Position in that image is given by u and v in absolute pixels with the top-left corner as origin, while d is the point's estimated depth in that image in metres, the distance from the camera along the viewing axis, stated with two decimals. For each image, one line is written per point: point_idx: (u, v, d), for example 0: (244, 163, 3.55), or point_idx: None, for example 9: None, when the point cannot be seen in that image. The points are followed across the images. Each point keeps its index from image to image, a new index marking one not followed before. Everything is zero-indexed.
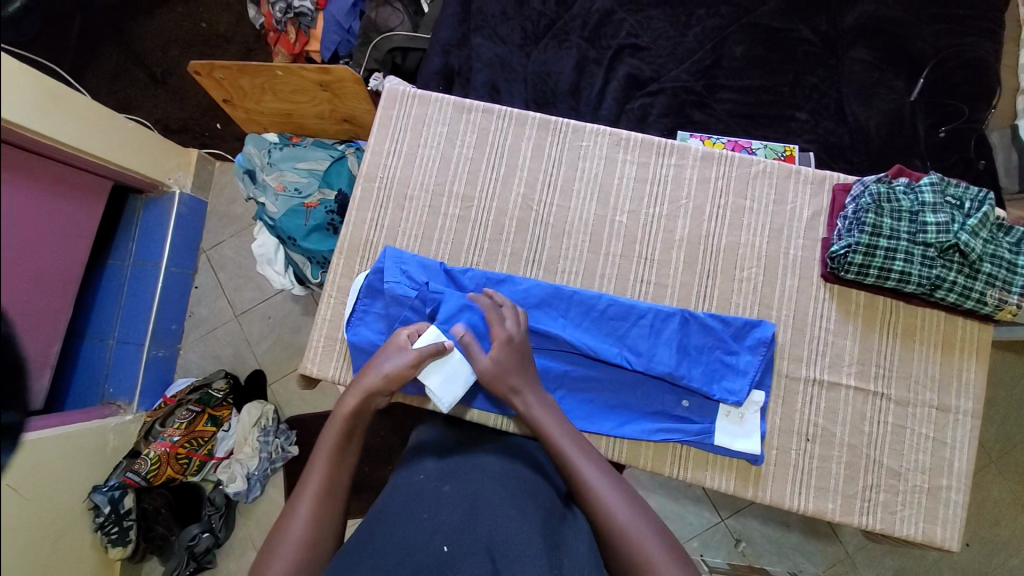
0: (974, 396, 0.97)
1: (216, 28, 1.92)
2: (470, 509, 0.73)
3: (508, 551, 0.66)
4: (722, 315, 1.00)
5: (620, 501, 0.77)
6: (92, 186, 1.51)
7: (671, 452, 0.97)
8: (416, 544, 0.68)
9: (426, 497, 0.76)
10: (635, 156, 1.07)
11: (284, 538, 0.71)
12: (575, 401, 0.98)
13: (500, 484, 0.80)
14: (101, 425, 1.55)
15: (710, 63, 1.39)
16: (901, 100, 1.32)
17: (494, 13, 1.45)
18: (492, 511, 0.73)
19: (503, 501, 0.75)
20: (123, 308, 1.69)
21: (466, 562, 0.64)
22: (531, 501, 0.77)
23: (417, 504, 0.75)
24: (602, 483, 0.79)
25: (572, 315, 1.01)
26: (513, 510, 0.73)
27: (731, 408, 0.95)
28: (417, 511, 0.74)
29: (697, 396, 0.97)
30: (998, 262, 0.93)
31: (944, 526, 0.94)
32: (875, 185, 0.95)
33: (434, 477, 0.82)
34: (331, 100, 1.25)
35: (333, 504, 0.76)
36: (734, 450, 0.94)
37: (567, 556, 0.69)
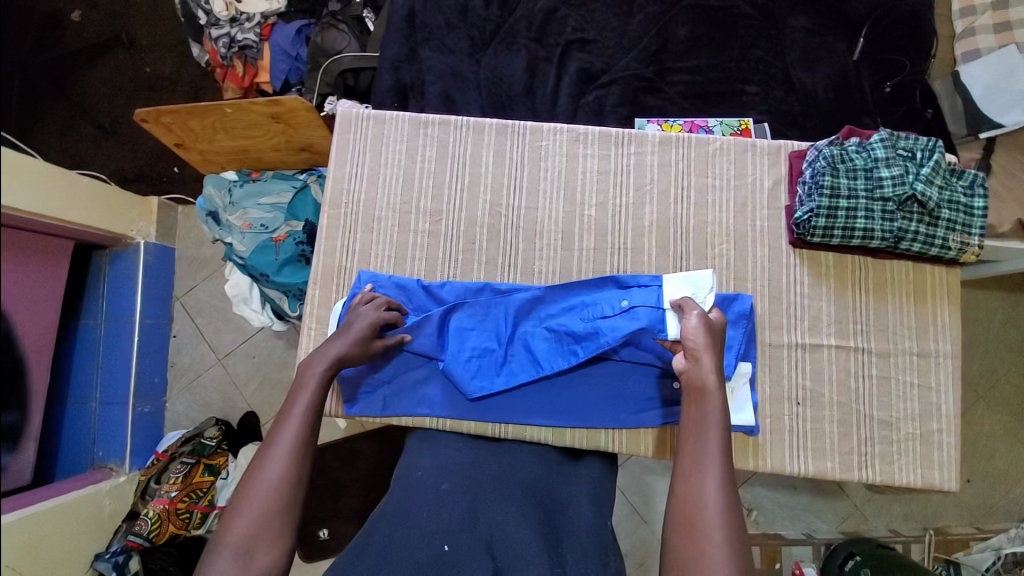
0: (951, 338, 1.00)
1: (159, 71, 1.88)
2: (468, 508, 0.80)
3: (507, 548, 0.74)
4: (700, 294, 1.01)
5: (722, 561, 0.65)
6: (49, 249, 1.46)
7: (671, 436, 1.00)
8: (417, 545, 0.73)
9: (427, 498, 0.82)
10: (595, 149, 1.08)
11: (246, 506, 0.72)
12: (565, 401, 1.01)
13: (500, 481, 0.87)
14: (95, 490, 1.51)
15: (657, 48, 1.41)
16: (844, 62, 1.36)
17: (439, 24, 1.45)
18: (490, 509, 0.80)
19: (502, 498, 0.83)
20: (101, 368, 1.65)
21: (467, 561, 0.72)
22: (529, 496, 0.85)
23: (417, 504, 0.81)
24: (714, 526, 0.67)
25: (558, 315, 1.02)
26: (514, 508, 0.80)
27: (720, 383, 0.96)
28: (417, 512, 0.79)
29: None
30: (955, 207, 0.95)
31: (941, 469, 0.96)
32: (828, 148, 0.97)
33: (433, 475, 0.88)
34: (285, 131, 1.23)
35: (299, 473, 0.76)
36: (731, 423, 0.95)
37: (570, 545, 0.78)
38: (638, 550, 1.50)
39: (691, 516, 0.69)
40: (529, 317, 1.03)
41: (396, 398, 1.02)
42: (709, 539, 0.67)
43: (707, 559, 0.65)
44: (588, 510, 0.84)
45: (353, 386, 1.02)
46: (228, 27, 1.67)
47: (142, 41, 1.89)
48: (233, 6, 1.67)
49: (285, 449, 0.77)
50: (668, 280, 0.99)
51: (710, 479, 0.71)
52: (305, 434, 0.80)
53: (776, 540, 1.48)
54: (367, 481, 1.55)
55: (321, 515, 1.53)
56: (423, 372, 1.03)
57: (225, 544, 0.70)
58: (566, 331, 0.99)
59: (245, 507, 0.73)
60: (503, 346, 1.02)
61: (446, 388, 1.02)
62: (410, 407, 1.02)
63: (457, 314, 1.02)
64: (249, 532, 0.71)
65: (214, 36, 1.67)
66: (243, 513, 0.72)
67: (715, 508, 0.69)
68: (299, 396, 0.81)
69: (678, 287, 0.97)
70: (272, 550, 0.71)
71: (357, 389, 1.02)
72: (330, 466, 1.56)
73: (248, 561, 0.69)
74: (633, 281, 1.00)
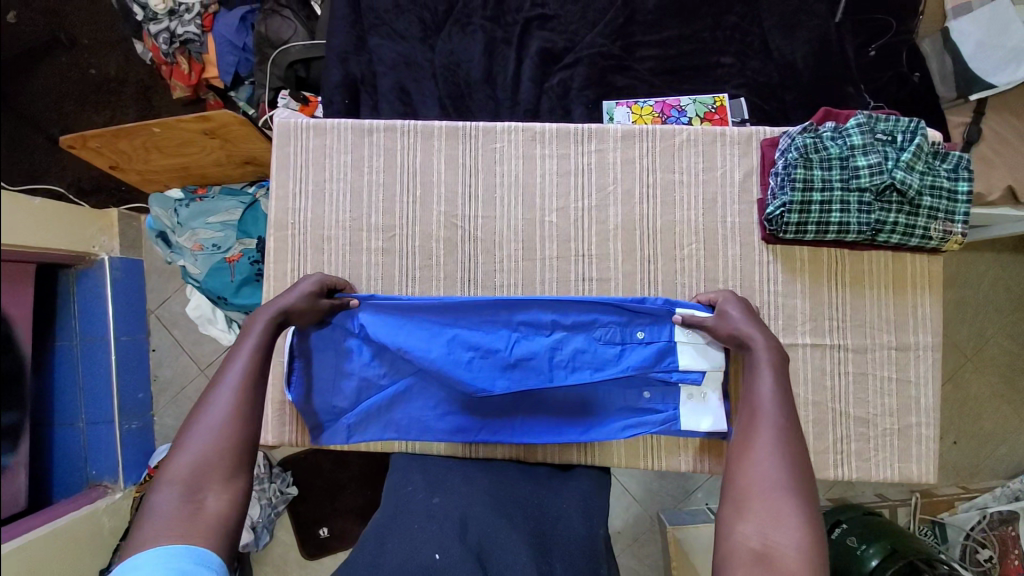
0: (931, 329, 0.96)
1: (105, 71, 1.71)
2: (458, 520, 0.80)
3: (498, 556, 0.76)
4: (667, 298, 0.97)
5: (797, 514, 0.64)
6: (18, 275, 1.33)
7: (644, 446, 1.01)
8: (407, 557, 0.75)
9: (416, 510, 0.85)
10: (554, 148, 1.00)
11: (192, 440, 0.71)
12: (536, 417, 0.99)
13: (488, 494, 0.88)
14: (91, 508, 1.46)
15: (624, 20, 1.29)
16: (825, 25, 1.26)
17: (387, 8, 1.32)
18: (481, 520, 0.81)
19: (490, 511, 0.84)
20: (82, 387, 1.55)
21: (455, 568, 0.72)
22: (520, 509, 0.86)
23: (406, 516, 0.84)
24: (780, 479, 0.67)
25: (540, 320, 0.97)
26: (503, 520, 0.81)
27: (693, 388, 0.95)
28: (407, 523, 0.82)
29: (657, 385, 0.97)
30: (938, 193, 0.89)
31: (918, 462, 0.95)
32: (801, 137, 0.90)
33: (422, 488, 0.91)
34: (223, 146, 1.15)
35: (245, 412, 0.75)
36: (702, 430, 0.94)
37: (558, 556, 0.78)
38: (629, 529, 1.52)
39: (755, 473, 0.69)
40: (540, 329, 0.96)
41: (363, 421, 0.98)
42: (780, 495, 0.66)
43: (783, 514, 0.64)
44: (579, 522, 0.85)
45: (314, 413, 0.99)
46: (167, 20, 1.54)
47: (83, 40, 1.71)
48: None
49: (231, 388, 0.76)
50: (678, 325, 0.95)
51: (766, 423, 0.73)
52: (255, 374, 0.79)
53: None
54: (360, 479, 1.55)
55: (319, 514, 1.54)
56: (386, 395, 0.98)
57: (165, 477, 0.67)
58: (582, 349, 0.96)
59: (190, 446, 0.71)
60: (508, 350, 0.95)
61: (414, 407, 0.99)
62: (381, 427, 0.99)
63: (440, 317, 0.96)
64: (195, 467, 0.69)
65: (152, 32, 1.53)
66: (187, 453, 0.70)
67: (773, 460, 0.69)
68: (243, 341, 0.80)
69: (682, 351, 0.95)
70: (224, 487, 0.69)
71: (317, 417, 0.99)
72: (320, 471, 1.55)
73: (198, 500, 0.67)
74: (644, 304, 0.94)
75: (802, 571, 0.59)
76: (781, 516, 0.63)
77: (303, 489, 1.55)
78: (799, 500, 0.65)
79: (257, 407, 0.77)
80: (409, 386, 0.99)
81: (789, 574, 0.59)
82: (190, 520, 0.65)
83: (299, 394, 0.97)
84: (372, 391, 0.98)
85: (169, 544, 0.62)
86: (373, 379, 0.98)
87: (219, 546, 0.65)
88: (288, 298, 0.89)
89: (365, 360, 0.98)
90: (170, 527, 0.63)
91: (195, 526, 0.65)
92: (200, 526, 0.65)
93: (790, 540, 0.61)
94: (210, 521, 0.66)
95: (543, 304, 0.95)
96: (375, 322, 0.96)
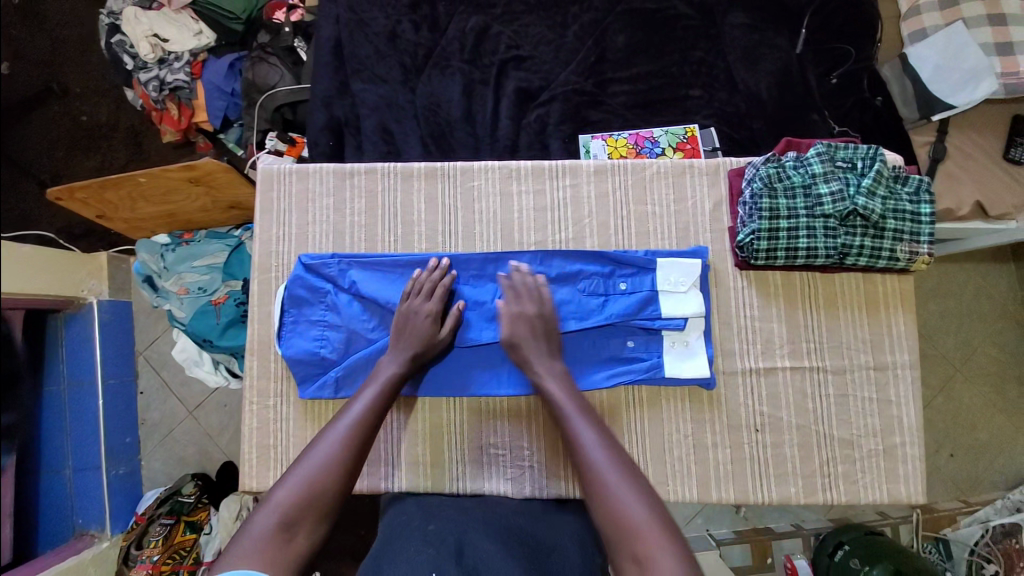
0: (907, 348, 0.97)
1: (96, 118, 1.74)
2: (453, 545, 0.80)
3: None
4: (646, 249, 1.00)
5: (645, 517, 0.69)
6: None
7: (625, 397, 0.97)
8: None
9: (412, 537, 0.84)
10: (530, 184, 1.03)
11: (296, 470, 0.77)
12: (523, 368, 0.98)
13: (483, 522, 0.88)
14: (77, 561, 1.39)
15: (595, 59, 1.35)
16: (787, 57, 1.32)
17: (368, 53, 1.37)
18: (476, 546, 0.80)
19: (486, 536, 0.83)
20: (70, 434, 1.49)
21: None
22: (516, 537, 0.84)
23: (400, 544, 0.82)
24: (621, 488, 0.72)
25: (526, 275, 0.99)
26: (496, 545, 0.81)
27: (675, 335, 0.95)
28: (402, 550, 0.80)
29: (641, 334, 0.97)
30: (902, 216, 0.92)
31: (905, 481, 0.95)
32: (765, 167, 0.94)
33: (417, 520, 0.90)
34: (208, 192, 1.18)
35: (350, 464, 0.79)
36: (686, 376, 0.94)
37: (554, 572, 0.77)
38: None
39: (600, 488, 0.73)
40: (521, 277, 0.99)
41: (350, 377, 0.97)
42: (619, 478, 0.73)
43: (625, 496, 0.71)
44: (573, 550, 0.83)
45: (297, 367, 0.97)
46: (157, 69, 1.58)
47: (75, 87, 1.74)
48: (160, 45, 1.56)
49: (339, 434, 0.80)
50: (664, 266, 0.96)
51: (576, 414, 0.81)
52: (365, 425, 0.82)
53: (765, 535, 1.44)
54: (355, 516, 1.45)
55: None
56: (372, 348, 0.97)
57: (271, 502, 0.73)
58: (566, 301, 0.97)
59: (293, 479, 0.76)
60: (494, 301, 0.99)
61: None
62: None
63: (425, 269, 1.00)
64: (295, 504, 0.73)
65: (142, 80, 1.58)
66: (289, 483, 0.75)
67: (611, 470, 0.74)
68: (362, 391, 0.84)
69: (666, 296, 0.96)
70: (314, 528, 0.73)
71: (303, 371, 0.98)
72: None
73: (289, 534, 0.71)
74: (626, 254, 0.97)
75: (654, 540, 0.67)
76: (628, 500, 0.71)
77: None
78: (632, 476, 0.74)
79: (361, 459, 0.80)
80: None
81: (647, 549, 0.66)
82: (275, 553, 0.69)
83: (288, 348, 0.97)
84: (362, 345, 0.98)
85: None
86: (362, 331, 0.98)
87: None
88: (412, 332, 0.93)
89: (354, 311, 0.99)
90: (261, 554, 0.68)
91: (279, 557, 0.69)
92: (282, 562, 0.69)
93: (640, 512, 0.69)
94: (291, 560, 0.70)
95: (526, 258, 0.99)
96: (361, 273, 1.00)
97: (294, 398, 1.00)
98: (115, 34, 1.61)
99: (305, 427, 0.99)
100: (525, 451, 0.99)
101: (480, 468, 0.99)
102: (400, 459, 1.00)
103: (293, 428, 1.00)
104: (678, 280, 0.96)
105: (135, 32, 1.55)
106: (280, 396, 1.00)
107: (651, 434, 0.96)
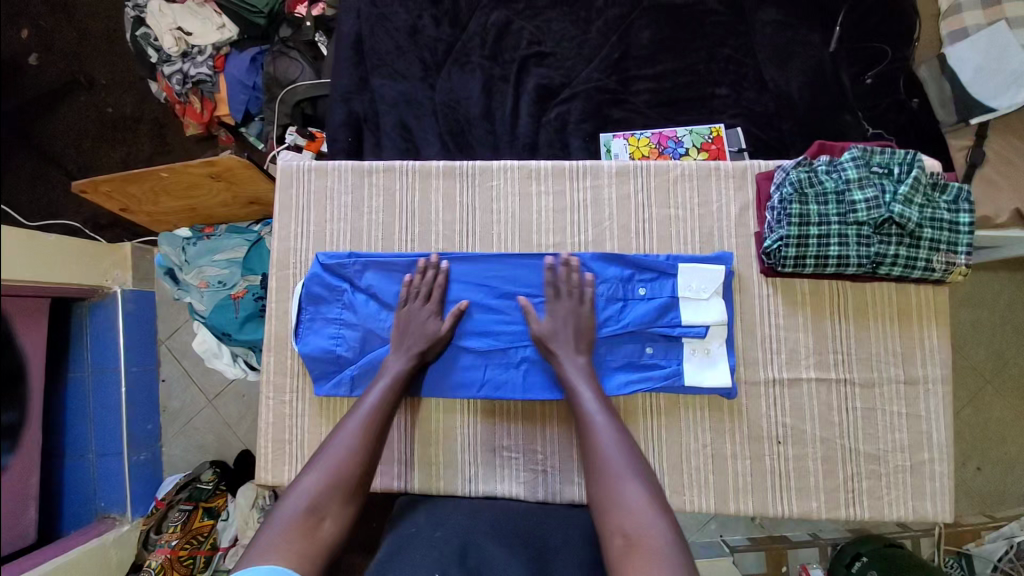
0: (940, 362, 0.93)
1: (122, 110, 1.76)
2: (457, 549, 0.78)
3: None
4: (667, 253, 0.97)
5: (641, 499, 0.73)
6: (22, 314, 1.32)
7: (642, 404, 0.95)
8: None
9: (418, 540, 0.83)
10: (549, 185, 1.01)
11: (318, 462, 0.81)
12: (539, 372, 0.96)
13: (490, 527, 0.86)
14: (99, 542, 1.42)
15: (619, 56, 1.32)
16: (819, 55, 1.27)
17: (389, 49, 1.36)
18: (482, 550, 0.79)
19: (494, 541, 0.82)
20: (94, 420, 1.52)
21: None
22: (523, 543, 0.83)
23: (406, 546, 0.81)
24: (622, 469, 0.76)
25: (543, 278, 0.97)
26: (503, 549, 0.79)
27: (696, 343, 0.93)
28: (408, 551, 0.80)
29: (660, 341, 0.95)
30: (938, 225, 0.88)
31: (934, 500, 0.91)
32: (795, 171, 0.90)
33: (425, 524, 0.88)
34: (229, 188, 1.19)
35: (367, 452, 0.83)
36: (706, 385, 0.92)
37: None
38: None
39: (601, 467, 0.77)
40: (536, 280, 0.97)
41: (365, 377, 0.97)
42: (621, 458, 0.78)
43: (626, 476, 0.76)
44: (585, 554, 0.81)
45: (312, 366, 0.98)
46: (180, 62, 1.59)
47: (102, 80, 1.76)
48: (183, 39, 1.58)
49: (356, 426, 0.85)
50: (686, 272, 0.94)
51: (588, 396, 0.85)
52: (377, 416, 0.87)
53: (781, 543, 1.39)
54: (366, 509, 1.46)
55: None
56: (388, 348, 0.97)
57: (297, 493, 0.77)
58: None
59: (317, 468, 0.80)
60: (510, 304, 0.97)
61: None
62: None
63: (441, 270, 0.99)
64: (318, 493, 0.77)
65: (166, 73, 1.59)
66: (315, 473, 0.79)
67: (617, 453, 0.78)
68: (375, 386, 0.88)
69: (687, 303, 0.94)
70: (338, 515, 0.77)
71: (318, 369, 0.98)
72: None
73: (315, 520, 0.75)
74: (646, 258, 0.95)
75: (650, 519, 0.71)
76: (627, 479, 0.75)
77: None
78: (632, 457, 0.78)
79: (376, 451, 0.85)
80: None
81: (643, 525, 0.70)
82: (304, 539, 0.73)
83: (303, 346, 0.98)
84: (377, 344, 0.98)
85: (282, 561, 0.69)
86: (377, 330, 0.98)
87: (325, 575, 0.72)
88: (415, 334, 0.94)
89: (368, 310, 0.99)
90: (290, 543, 0.71)
91: (309, 544, 0.73)
92: (312, 548, 0.72)
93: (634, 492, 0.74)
94: (321, 546, 0.73)
95: (544, 261, 0.97)
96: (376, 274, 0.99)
97: (309, 395, 1.01)
98: (140, 27, 1.62)
99: (320, 425, 1.00)
100: (539, 454, 0.98)
101: (493, 470, 0.99)
102: (414, 459, 1.00)
103: (308, 425, 1.00)
104: (700, 288, 0.93)
105: (160, 26, 1.57)
106: (295, 393, 1.01)
107: (668, 444, 0.94)
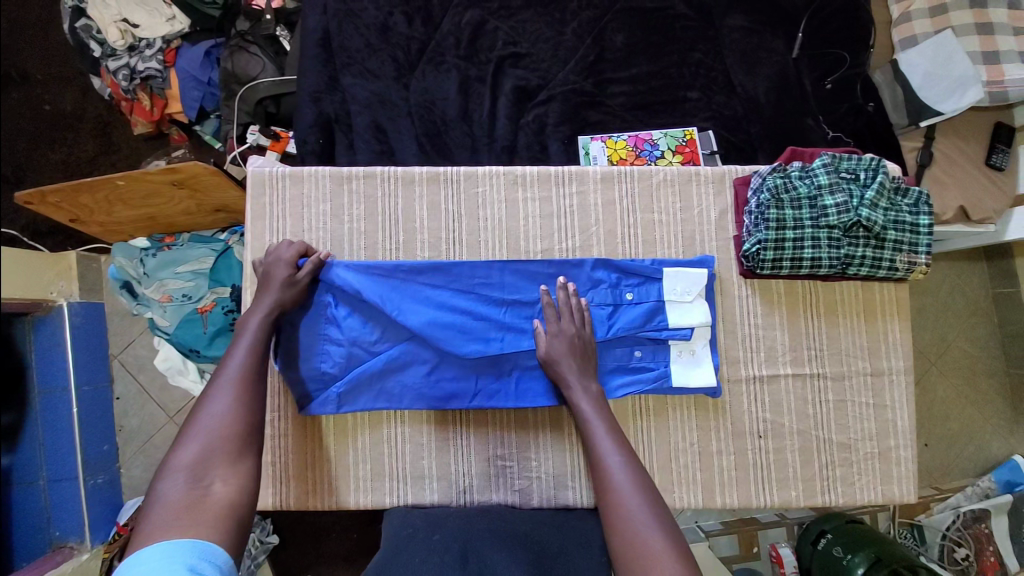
0: (902, 354, 1.00)
1: (60, 107, 1.60)
2: (460, 552, 0.80)
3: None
4: (652, 258, 0.99)
5: (665, 547, 0.71)
6: None
7: (632, 406, 0.97)
8: None
9: (418, 545, 0.83)
10: (535, 191, 1.01)
11: (193, 431, 0.71)
12: (532, 378, 0.96)
13: (491, 531, 0.86)
14: (56, 575, 1.26)
15: (594, 58, 1.33)
16: (784, 61, 1.32)
17: (359, 46, 1.30)
18: (485, 547, 0.81)
19: (493, 541, 0.83)
20: (44, 444, 1.36)
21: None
22: (523, 544, 0.83)
23: (409, 552, 0.82)
24: (641, 514, 0.74)
25: (533, 284, 0.97)
26: (502, 551, 0.80)
27: (681, 345, 0.96)
28: (411, 558, 0.80)
29: (647, 344, 0.97)
30: (901, 227, 0.95)
31: (899, 483, 0.98)
32: (771, 177, 0.95)
33: (423, 528, 0.88)
34: (192, 195, 1.12)
35: (250, 406, 0.75)
36: (693, 385, 0.95)
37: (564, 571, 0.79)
38: None
39: (623, 515, 0.75)
40: (524, 286, 0.97)
41: (353, 391, 0.95)
42: (640, 499, 0.76)
43: (649, 519, 0.74)
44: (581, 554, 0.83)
45: (298, 383, 0.94)
46: (127, 56, 1.47)
47: (35, 74, 1.60)
48: (129, 32, 1.46)
49: (230, 381, 0.76)
50: (672, 275, 0.96)
51: (604, 434, 0.83)
52: (251, 364, 0.79)
53: (752, 525, 1.45)
54: (348, 521, 1.42)
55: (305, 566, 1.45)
56: (379, 361, 0.95)
57: (175, 467, 0.68)
58: None
59: (195, 440, 0.70)
60: (500, 313, 0.97)
61: (409, 375, 0.96)
62: (374, 397, 0.96)
63: (430, 278, 0.97)
64: (198, 458, 0.69)
65: (111, 68, 1.47)
66: (191, 446, 0.70)
67: (629, 491, 0.77)
68: (235, 344, 0.79)
69: (672, 305, 0.96)
70: (231, 472, 0.69)
71: (302, 386, 0.94)
72: (301, 517, 1.40)
73: (203, 487, 0.67)
74: (632, 264, 0.97)
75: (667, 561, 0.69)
76: (647, 526, 0.73)
77: (283, 537, 1.40)
78: (655, 505, 0.76)
79: (260, 401, 0.77)
80: (403, 350, 0.96)
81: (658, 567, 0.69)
82: (197, 509, 0.65)
83: (286, 362, 0.94)
84: (364, 358, 0.95)
85: (182, 536, 0.62)
86: (364, 342, 0.95)
87: (230, 542, 0.65)
88: (275, 287, 0.88)
89: (354, 322, 0.96)
90: (179, 519, 0.63)
91: (201, 514, 0.65)
92: (208, 513, 0.65)
93: (654, 536, 0.72)
94: (218, 508, 0.66)
95: (532, 268, 0.97)
96: (358, 279, 0.95)
97: (292, 414, 0.98)
98: (79, 18, 1.48)
99: (306, 444, 0.98)
100: (532, 462, 0.99)
101: (490, 479, 0.98)
102: (406, 473, 0.98)
103: (292, 445, 0.98)
104: (686, 290, 0.96)
105: (103, 17, 1.45)
106: (278, 413, 0.98)
107: (657, 444, 0.97)
